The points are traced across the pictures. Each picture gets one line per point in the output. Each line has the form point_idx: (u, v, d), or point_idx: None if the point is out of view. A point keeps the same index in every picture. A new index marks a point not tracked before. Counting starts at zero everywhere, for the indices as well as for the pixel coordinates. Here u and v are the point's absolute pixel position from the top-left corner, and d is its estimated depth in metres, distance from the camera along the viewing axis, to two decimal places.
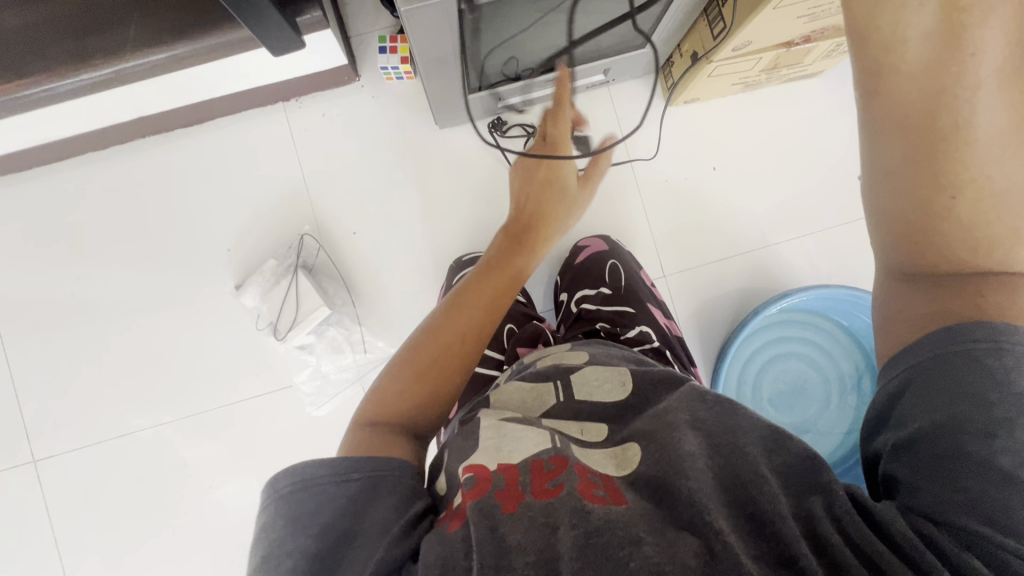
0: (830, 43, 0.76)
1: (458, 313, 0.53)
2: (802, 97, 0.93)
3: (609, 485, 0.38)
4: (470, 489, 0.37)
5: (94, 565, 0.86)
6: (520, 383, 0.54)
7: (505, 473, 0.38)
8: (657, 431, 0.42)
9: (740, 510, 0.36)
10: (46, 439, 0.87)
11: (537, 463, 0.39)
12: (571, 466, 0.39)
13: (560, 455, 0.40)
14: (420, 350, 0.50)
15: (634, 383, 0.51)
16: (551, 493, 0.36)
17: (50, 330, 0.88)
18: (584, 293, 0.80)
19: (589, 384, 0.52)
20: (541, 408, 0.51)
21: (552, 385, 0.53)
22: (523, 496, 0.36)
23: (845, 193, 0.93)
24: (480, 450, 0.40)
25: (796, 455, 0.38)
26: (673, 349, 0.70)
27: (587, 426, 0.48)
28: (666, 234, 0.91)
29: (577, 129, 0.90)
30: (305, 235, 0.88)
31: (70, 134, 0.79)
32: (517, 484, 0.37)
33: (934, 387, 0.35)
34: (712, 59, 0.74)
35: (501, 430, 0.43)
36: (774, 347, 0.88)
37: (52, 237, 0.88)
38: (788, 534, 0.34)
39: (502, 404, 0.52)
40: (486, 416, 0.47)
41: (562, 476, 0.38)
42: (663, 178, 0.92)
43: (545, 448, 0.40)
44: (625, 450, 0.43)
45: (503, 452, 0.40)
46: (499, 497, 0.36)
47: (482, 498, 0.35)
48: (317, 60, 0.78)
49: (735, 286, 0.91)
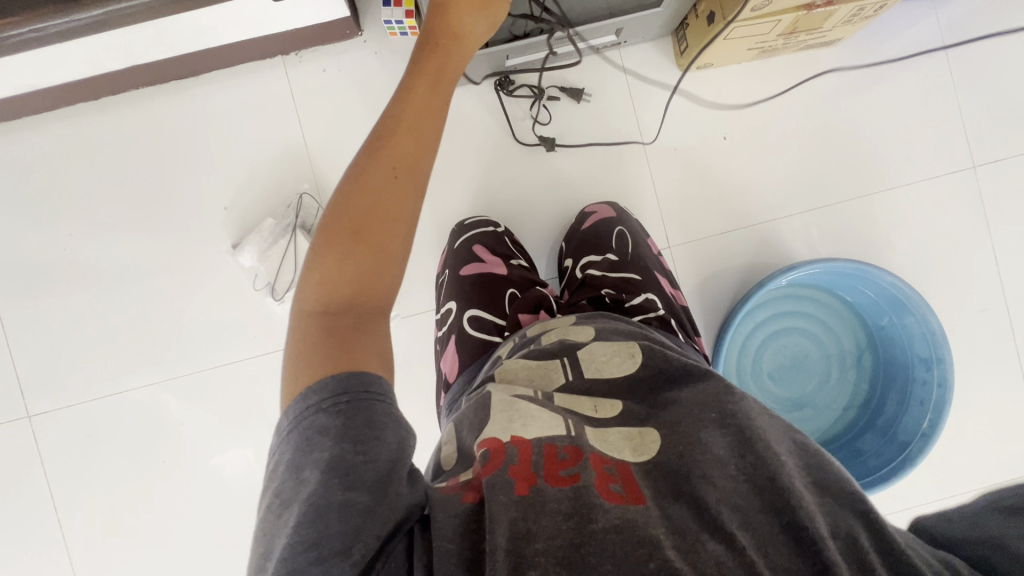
0: (852, 7, 0.73)
1: (353, 194, 0.42)
2: (818, 66, 0.90)
3: (626, 480, 0.38)
4: (484, 463, 0.38)
5: (91, 520, 0.86)
6: (526, 362, 0.54)
7: (517, 447, 0.39)
8: (684, 425, 0.43)
9: (775, 518, 0.36)
10: (40, 395, 0.86)
11: (550, 449, 0.39)
12: (585, 457, 0.39)
13: (574, 445, 0.40)
14: (330, 270, 0.41)
15: (642, 355, 0.52)
16: (564, 482, 0.37)
17: (44, 283, 0.86)
18: (589, 259, 0.78)
19: (598, 360, 0.52)
20: (549, 384, 0.51)
21: (559, 363, 0.53)
22: (535, 479, 0.37)
23: (856, 166, 0.91)
24: (491, 424, 0.42)
25: (833, 485, 0.39)
26: (677, 318, 0.70)
27: (600, 401, 0.48)
28: (674, 205, 0.90)
29: (585, 93, 0.88)
30: (304, 195, 0.85)
31: (62, 82, 0.76)
32: (530, 464, 0.38)
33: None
34: (730, 20, 0.71)
35: (514, 405, 0.44)
36: (778, 321, 0.88)
37: (43, 190, 0.86)
38: (828, 553, 0.33)
39: (508, 379, 0.52)
40: (498, 392, 0.47)
41: (576, 466, 0.38)
42: (673, 147, 0.89)
43: (558, 435, 0.41)
44: (642, 435, 0.43)
45: (514, 427, 0.41)
46: (512, 475, 0.36)
47: (496, 474, 0.36)
48: (318, 10, 0.75)
49: (742, 258, 0.90)
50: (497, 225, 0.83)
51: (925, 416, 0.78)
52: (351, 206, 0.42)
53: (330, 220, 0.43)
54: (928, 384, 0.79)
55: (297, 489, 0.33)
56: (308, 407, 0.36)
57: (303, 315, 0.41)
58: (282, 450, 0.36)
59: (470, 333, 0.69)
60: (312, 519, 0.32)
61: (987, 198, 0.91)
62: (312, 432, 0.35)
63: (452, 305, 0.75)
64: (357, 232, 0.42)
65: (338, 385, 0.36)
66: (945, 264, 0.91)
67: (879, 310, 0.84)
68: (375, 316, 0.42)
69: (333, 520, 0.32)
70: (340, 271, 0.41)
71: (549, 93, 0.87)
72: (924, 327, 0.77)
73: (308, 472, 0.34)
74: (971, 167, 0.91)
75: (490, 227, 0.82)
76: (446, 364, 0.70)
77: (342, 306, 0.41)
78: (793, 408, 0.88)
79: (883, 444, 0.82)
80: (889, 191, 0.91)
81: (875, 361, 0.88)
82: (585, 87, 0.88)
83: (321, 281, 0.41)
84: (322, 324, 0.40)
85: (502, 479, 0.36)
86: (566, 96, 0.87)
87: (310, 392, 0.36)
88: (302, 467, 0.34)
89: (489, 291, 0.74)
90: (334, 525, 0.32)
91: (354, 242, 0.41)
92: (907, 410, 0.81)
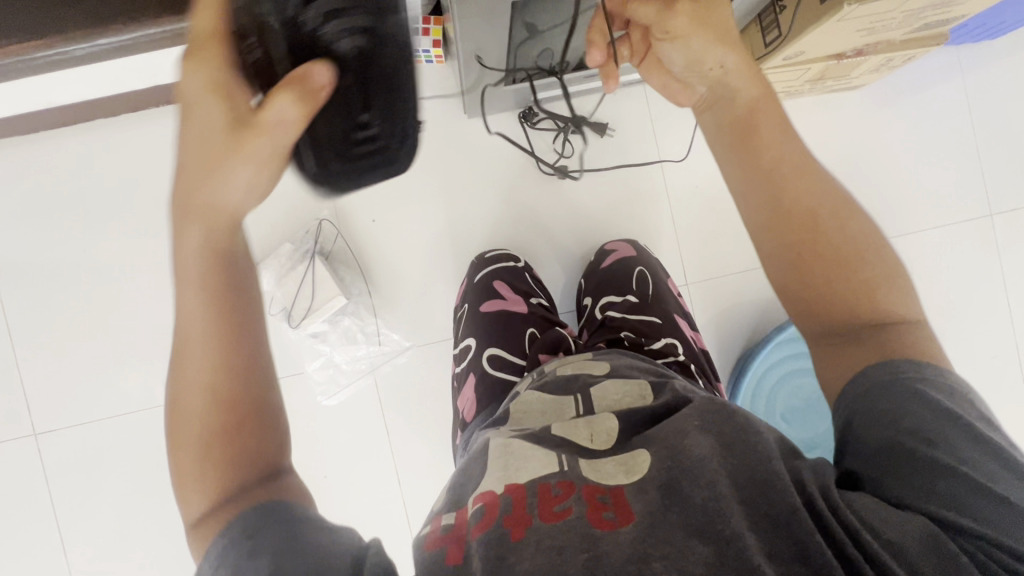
0: (882, 58, 0.74)
1: (191, 295, 0.36)
2: (842, 109, 0.90)
3: (618, 501, 0.38)
4: (477, 521, 0.37)
5: (96, 542, 0.85)
6: (541, 395, 0.56)
7: (511, 497, 0.39)
8: (666, 436, 0.43)
9: (755, 509, 0.36)
10: (48, 414, 0.85)
11: (544, 487, 0.40)
12: (577, 490, 0.39)
13: (566, 479, 0.40)
14: (184, 395, 0.35)
15: (654, 398, 0.51)
16: (557, 518, 0.37)
17: (57, 299, 0.85)
18: (609, 299, 0.78)
19: (610, 398, 0.52)
20: (561, 416, 0.52)
21: (573, 398, 0.54)
22: (530, 521, 0.37)
23: (875, 209, 0.91)
24: (489, 476, 0.43)
25: (806, 466, 0.39)
26: (698, 363, 0.69)
27: (600, 429, 0.47)
28: (693, 241, 0.90)
29: (609, 128, 0.87)
30: (324, 221, 0.85)
31: (83, 101, 0.75)
32: (524, 509, 0.38)
33: (876, 408, 0.38)
34: (762, 67, 0.71)
35: (508, 449, 0.45)
36: (795, 362, 0.87)
37: (57, 206, 0.85)
38: (811, 545, 0.33)
39: (522, 414, 0.54)
40: (497, 438, 0.49)
41: (569, 499, 0.38)
42: (693, 184, 0.89)
43: (552, 471, 0.41)
44: (634, 457, 0.42)
45: (510, 474, 0.42)
46: (506, 525, 0.37)
47: (489, 530, 0.36)
48: None
49: (757, 297, 0.90)
50: (518, 260, 0.83)
51: None
52: (191, 322, 0.36)
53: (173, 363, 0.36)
54: None
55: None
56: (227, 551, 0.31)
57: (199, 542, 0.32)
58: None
59: (489, 371, 0.69)
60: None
61: (1003, 246, 0.91)
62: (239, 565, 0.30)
63: (471, 340, 0.74)
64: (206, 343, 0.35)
65: (253, 521, 0.31)
66: (960, 307, 0.91)
67: None
68: (280, 469, 0.35)
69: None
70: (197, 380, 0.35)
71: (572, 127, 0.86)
72: None
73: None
74: (988, 215, 0.91)
75: (510, 262, 0.82)
76: (464, 403, 0.69)
77: (229, 488, 0.33)
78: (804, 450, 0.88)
79: None
80: (907, 236, 0.91)
81: None
82: (609, 121, 0.88)
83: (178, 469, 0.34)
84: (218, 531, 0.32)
85: (497, 534, 0.36)
86: (591, 130, 0.87)
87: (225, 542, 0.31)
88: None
89: (509, 328, 0.74)
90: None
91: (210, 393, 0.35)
92: None
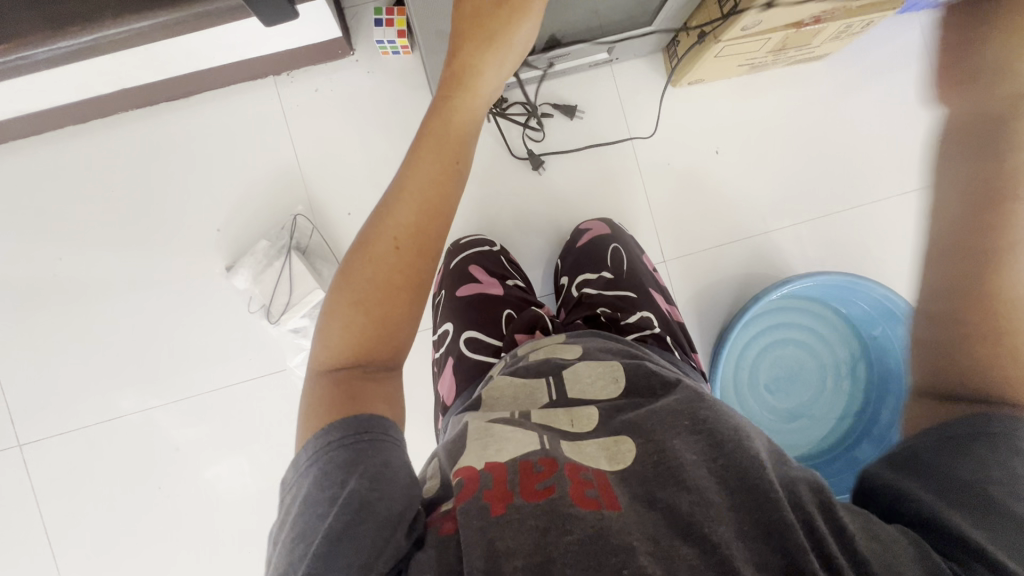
0: (842, 24, 0.75)
1: (406, 192, 0.43)
2: (808, 80, 0.91)
3: (602, 485, 0.38)
4: (459, 494, 0.38)
5: (85, 550, 0.85)
6: (512, 380, 0.55)
7: (492, 472, 0.39)
8: (658, 431, 0.42)
9: (744, 516, 0.35)
10: (32, 423, 0.85)
11: (526, 464, 0.39)
12: (560, 467, 0.39)
13: (548, 457, 0.40)
14: (368, 255, 0.42)
15: (626, 378, 0.52)
16: (539, 495, 0.37)
17: (34, 308, 0.85)
18: (585, 276, 0.79)
19: (582, 380, 0.53)
20: (533, 402, 0.52)
21: (544, 381, 0.54)
22: (512, 497, 0.37)
23: (846, 178, 0.92)
24: (468, 452, 0.42)
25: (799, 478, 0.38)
26: (673, 334, 0.70)
27: (579, 414, 0.48)
28: (668, 220, 0.90)
29: (578, 110, 0.88)
30: (298, 216, 0.85)
31: (50, 106, 0.75)
32: (506, 484, 0.38)
33: (950, 447, 0.33)
34: (721, 39, 0.72)
35: (488, 430, 0.45)
36: (773, 332, 0.88)
37: (31, 214, 0.85)
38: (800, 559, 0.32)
39: (495, 399, 0.54)
40: (474, 419, 0.48)
41: (551, 478, 0.38)
42: (665, 161, 0.90)
43: (533, 450, 0.41)
44: (617, 444, 0.43)
45: (490, 452, 0.41)
46: (488, 499, 0.36)
47: (469, 501, 0.36)
48: (311, 32, 0.75)
49: (735, 272, 0.91)
50: (493, 244, 0.83)
51: None
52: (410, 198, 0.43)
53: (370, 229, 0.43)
54: None
55: (319, 519, 0.34)
56: (325, 447, 0.37)
57: (312, 376, 0.41)
58: (296, 489, 0.37)
59: (467, 355, 0.69)
60: (306, 530, 0.34)
61: None
62: (331, 468, 0.36)
63: (448, 325, 0.75)
64: (397, 250, 0.42)
65: (357, 426, 0.37)
66: None
67: (873, 320, 0.85)
68: (391, 370, 0.42)
69: (343, 554, 0.33)
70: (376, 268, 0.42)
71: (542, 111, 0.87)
72: None
73: (321, 507, 0.35)
74: None
75: (486, 247, 0.83)
76: (443, 388, 0.69)
77: (354, 358, 0.41)
78: (790, 419, 0.89)
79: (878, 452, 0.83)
80: (879, 202, 0.92)
81: (869, 371, 0.88)
82: (578, 103, 0.88)
83: (331, 343, 0.41)
84: (326, 383, 0.40)
85: (476, 506, 0.36)
86: (559, 112, 0.87)
87: (326, 431, 0.37)
88: (321, 501, 0.35)
89: (486, 312, 0.74)
90: (342, 558, 0.33)
91: (387, 275, 0.42)
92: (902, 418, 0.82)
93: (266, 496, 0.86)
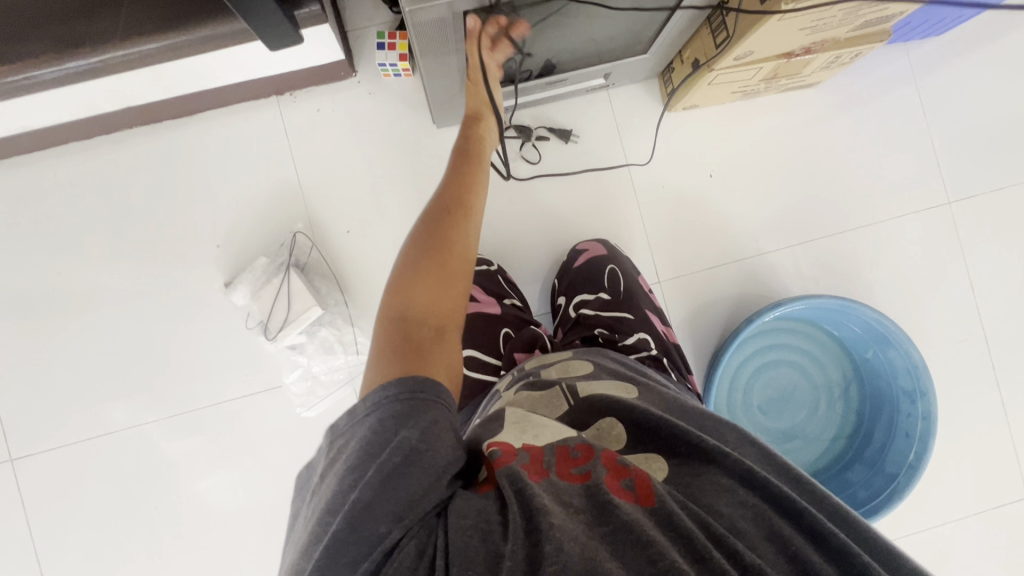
0: (829, 56, 0.77)
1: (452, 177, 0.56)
2: (801, 106, 0.93)
3: (640, 480, 0.39)
4: (497, 457, 0.39)
5: (72, 567, 0.84)
6: (528, 393, 0.54)
7: (529, 451, 0.41)
8: (687, 450, 0.44)
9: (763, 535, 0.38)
10: (24, 437, 0.84)
11: (564, 449, 0.42)
12: (596, 455, 0.41)
13: (586, 443, 0.42)
14: (424, 227, 0.50)
15: (638, 391, 0.53)
16: (575, 479, 0.39)
17: (30, 320, 0.85)
18: (583, 297, 0.80)
19: (595, 386, 0.53)
20: (554, 411, 0.51)
21: (559, 390, 0.53)
22: (548, 473, 0.39)
23: (838, 202, 0.94)
24: (506, 430, 0.44)
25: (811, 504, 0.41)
26: (669, 355, 0.71)
27: (603, 426, 0.48)
28: (663, 240, 0.92)
29: (574, 133, 0.90)
30: (298, 233, 0.86)
31: (54, 123, 0.76)
32: (543, 463, 0.40)
33: None
34: (714, 68, 0.74)
35: (524, 415, 0.46)
36: (765, 354, 0.89)
37: (30, 227, 0.85)
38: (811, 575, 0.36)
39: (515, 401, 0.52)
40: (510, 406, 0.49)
41: (587, 465, 0.40)
42: (661, 183, 0.92)
43: (571, 436, 0.43)
44: (648, 463, 0.44)
45: (528, 435, 0.43)
46: (525, 467, 0.38)
47: (511, 465, 0.38)
48: (315, 55, 0.76)
49: (728, 293, 0.92)
50: (490, 264, 0.84)
51: (911, 448, 0.79)
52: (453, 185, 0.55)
53: (428, 214, 0.52)
54: (913, 417, 0.80)
55: (369, 459, 0.35)
56: (384, 394, 0.38)
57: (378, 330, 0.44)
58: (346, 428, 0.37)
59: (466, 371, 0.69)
60: (358, 465, 0.35)
61: (963, 234, 0.94)
62: (386, 418, 0.37)
63: None
64: (455, 222, 0.51)
65: (413, 382, 0.38)
66: (926, 294, 0.94)
67: (865, 343, 0.85)
68: (441, 329, 0.45)
69: (391, 495, 0.34)
70: (431, 237, 0.49)
71: (538, 134, 0.89)
72: (906, 360, 0.78)
73: (372, 448, 0.35)
74: (947, 203, 0.94)
75: (483, 266, 0.84)
76: None
77: (412, 312, 0.45)
78: (784, 440, 0.89)
79: (871, 475, 0.83)
80: (871, 226, 0.94)
81: (861, 393, 0.89)
82: (574, 126, 0.90)
83: (395, 299, 0.46)
84: (398, 330, 0.43)
85: (518, 470, 0.38)
86: (556, 136, 0.89)
87: (386, 384, 0.39)
88: (377, 443, 0.36)
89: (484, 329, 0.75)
90: (390, 498, 0.34)
91: (441, 237, 0.49)
92: (894, 439, 0.82)
93: (260, 510, 0.86)
